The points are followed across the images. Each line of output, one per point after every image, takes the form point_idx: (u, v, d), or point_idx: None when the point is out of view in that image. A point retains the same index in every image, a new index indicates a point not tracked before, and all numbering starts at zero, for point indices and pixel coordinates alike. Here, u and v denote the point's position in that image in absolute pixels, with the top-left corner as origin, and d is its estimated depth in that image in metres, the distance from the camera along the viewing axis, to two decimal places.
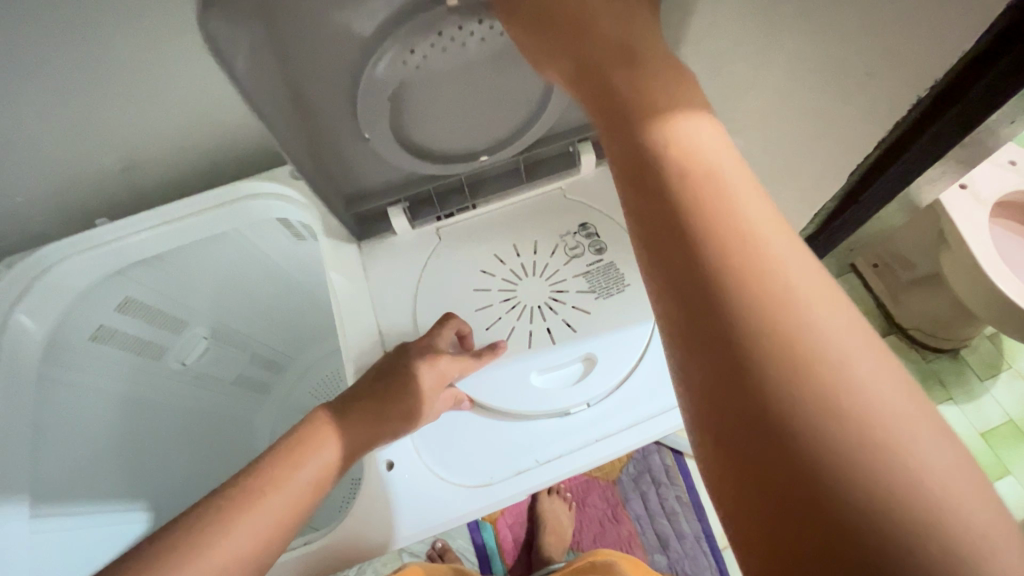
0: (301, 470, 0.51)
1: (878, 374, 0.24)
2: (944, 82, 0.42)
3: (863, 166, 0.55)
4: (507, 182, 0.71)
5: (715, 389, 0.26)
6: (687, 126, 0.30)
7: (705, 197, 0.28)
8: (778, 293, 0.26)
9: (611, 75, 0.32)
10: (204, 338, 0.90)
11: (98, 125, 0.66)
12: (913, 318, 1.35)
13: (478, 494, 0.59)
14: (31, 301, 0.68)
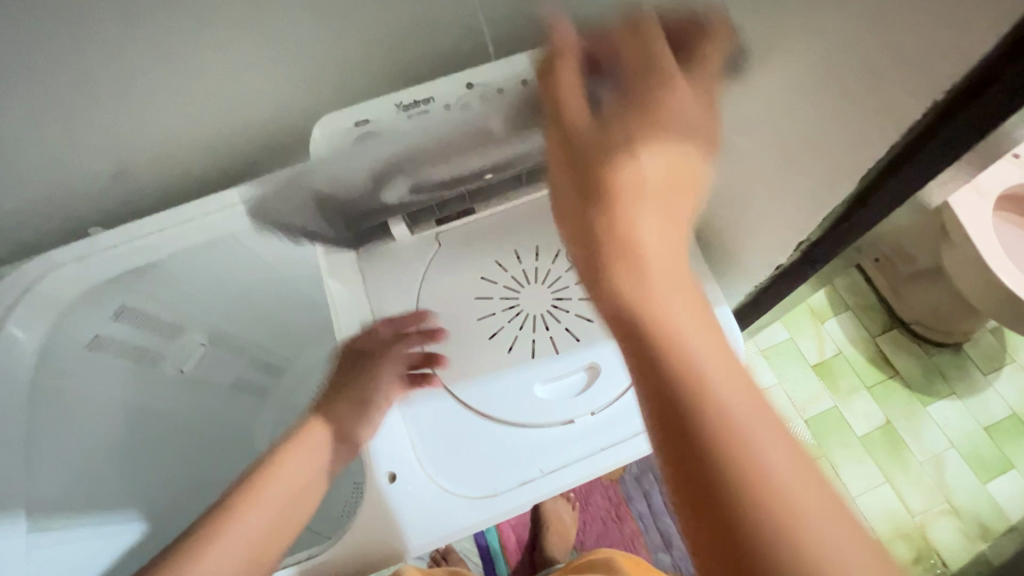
0: (273, 490, 0.56)
1: (816, 510, 0.31)
2: (931, 114, 0.39)
3: (853, 192, 0.52)
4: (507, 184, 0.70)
5: (699, 519, 0.33)
6: (666, 297, 0.38)
7: (672, 343, 0.36)
8: (739, 441, 0.33)
9: (609, 249, 0.40)
10: (202, 345, 0.89)
11: (89, 130, 0.65)
12: (914, 313, 1.35)
13: (483, 503, 0.59)
14: (24, 312, 0.67)
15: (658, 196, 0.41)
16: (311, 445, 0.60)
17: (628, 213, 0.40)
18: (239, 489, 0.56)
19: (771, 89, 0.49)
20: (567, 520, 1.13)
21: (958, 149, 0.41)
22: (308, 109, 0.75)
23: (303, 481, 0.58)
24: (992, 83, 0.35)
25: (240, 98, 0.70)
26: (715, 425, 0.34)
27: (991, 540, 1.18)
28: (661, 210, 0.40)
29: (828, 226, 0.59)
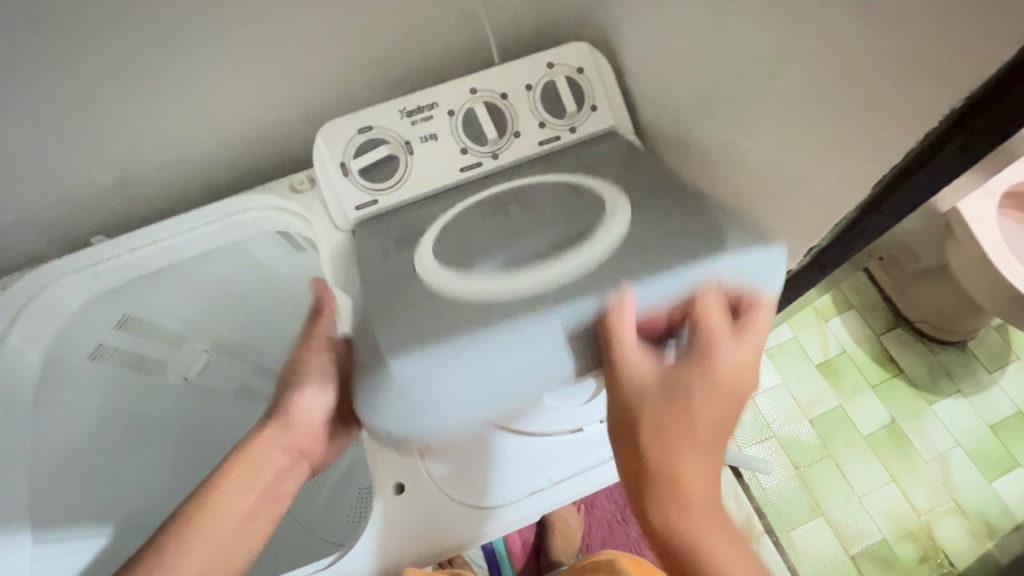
0: (223, 510, 0.56)
1: None
2: (934, 133, 0.39)
3: (842, 222, 0.51)
4: (519, 191, 0.64)
5: None
6: (698, 521, 0.44)
7: (703, 557, 0.43)
8: None
9: (646, 469, 0.46)
10: (205, 352, 0.89)
11: (89, 138, 0.65)
12: (919, 311, 1.34)
13: (488, 516, 0.60)
14: (25, 326, 0.67)
15: (695, 430, 0.46)
16: (261, 446, 0.61)
17: (673, 454, 0.46)
18: (195, 502, 0.56)
19: (783, 91, 0.48)
20: (572, 523, 1.13)
21: (962, 167, 0.41)
22: (311, 115, 0.75)
23: (257, 485, 0.59)
24: (999, 100, 0.35)
25: (243, 104, 0.70)
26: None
27: (999, 539, 1.17)
28: (707, 455, 0.46)
29: (817, 252, 0.58)
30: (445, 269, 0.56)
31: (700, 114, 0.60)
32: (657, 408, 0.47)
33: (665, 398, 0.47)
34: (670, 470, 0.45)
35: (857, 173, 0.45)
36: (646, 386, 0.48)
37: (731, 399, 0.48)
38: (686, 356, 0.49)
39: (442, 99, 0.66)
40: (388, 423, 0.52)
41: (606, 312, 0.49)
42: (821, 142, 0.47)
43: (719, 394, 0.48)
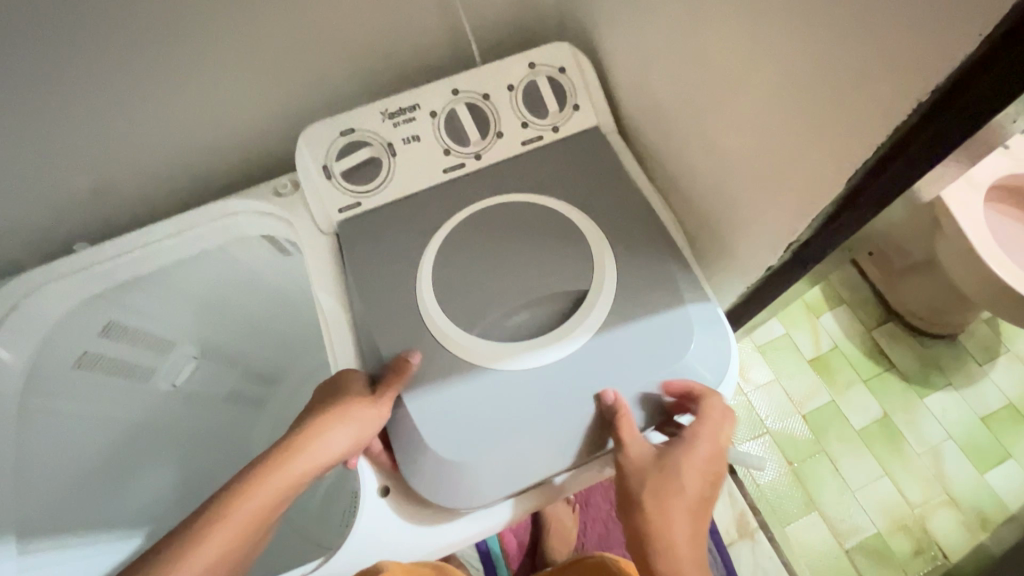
0: (208, 555, 0.46)
1: None
2: (908, 122, 0.39)
3: (818, 219, 0.51)
4: (504, 211, 0.64)
5: None
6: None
7: None
8: None
9: (649, 549, 0.50)
10: (194, 357, 0.87)
11: (71, 142, 0.64)
12: (910, 305, 1.35)
13: (436, 530, 0.56)
14: (8, 334, 0.66)
15: (688, 506, 0.51)
16: (260, 494, 0.50)
17: (672, 530, 0.50)
18: (166, 551, 0.46)
19: (762, 87, 0.48)
20: (568, 523, 1.13)
21: (934, 160, 0.41)
22: (295, 118, 0.74)
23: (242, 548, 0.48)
24: (970, 88, 0.35)
25: (225, 108, 0.69)
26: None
27: (992, 530, 1.18)
28: (693, 538, 0.50)
29: (791, 255, 0.58)
30: (449, 320, 0.58)
31: (682, 111, 0.60)
32: (655, 494, 0.51)
33: (658, 484, 0.51)
34: (663, 549, 0.49)
35: (835, 166, 0.46)
36: (647, 471, 0.52)
37: (711, 483, 0.53)
38: (678, 446, 0.53)
39: (424, 100, 0.66)
40: (419, 486, 0.54)
41: (613, 405, 0.53)
42: (799, 136, 0.47)
43: (706, 473, 0.52)
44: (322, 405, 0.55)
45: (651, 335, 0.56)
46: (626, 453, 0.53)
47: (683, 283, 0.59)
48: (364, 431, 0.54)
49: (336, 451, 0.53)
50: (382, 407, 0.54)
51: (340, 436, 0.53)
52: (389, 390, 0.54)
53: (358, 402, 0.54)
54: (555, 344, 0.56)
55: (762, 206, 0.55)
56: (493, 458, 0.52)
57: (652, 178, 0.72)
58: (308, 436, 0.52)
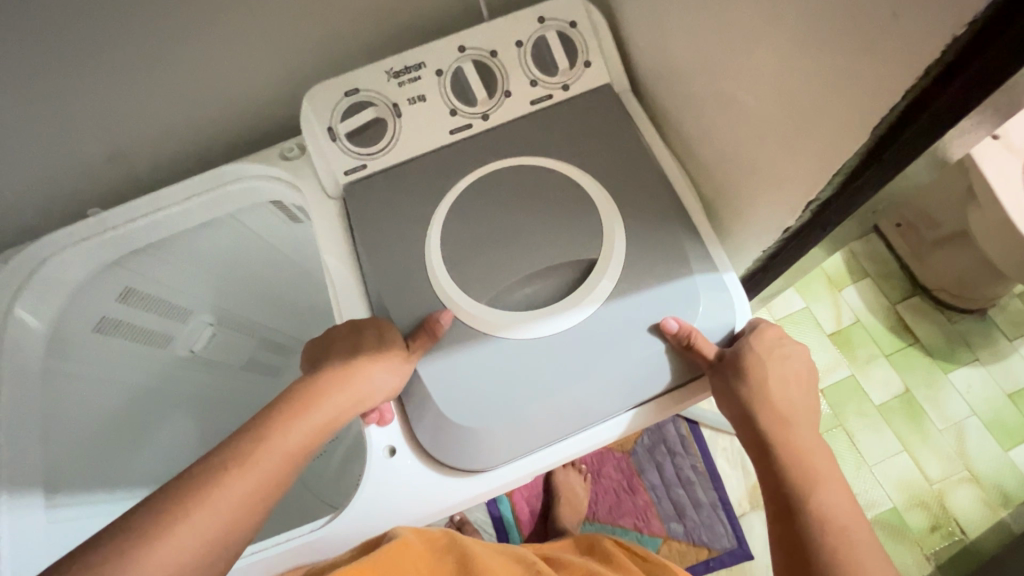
0: (229, 493, 0.45)
1: (848, 514, 0.48)
2: (941, 63, 0.36)
3: (842, 173, 0.48)
4: (513, 173, 0.62)
5: (793, 552, 0.47)
6: (770, 415, 0.52)
7: (779, 447, 0.51)
8: (816, 494, 0.49)
9: (738, 394, 0.52)
10: (210, 325, 0.88)
11: (79, 108, 0.64)
12: (937, 279, 1.29)
13: (444, 491, 0.54)
14: (29, 299, 0.68)
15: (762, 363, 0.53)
16: (297, 433, 0.50)
17: (758, 382, 0.52)
18: (181, 488, 0.45)
19: (781, 36, 0.45)
20: (579, 492, 1.14)
21: (970, 107, 0.38)
22: (300, 81, 0.73)
23: (277, 485, 0.48)
24: (1011, 22, 0.32)
25: (231, 74, 0.69)
26: (833, 542, 0.46)
27: (1013, 507, 1.15)
28: (793, 397, 0.53)
29: (810, 217, 0.55)
30: (455, 284, 0.57)
31: (699, 67, 0.57)
32: (750, 368, 0.52)
33: (750, 365, 0.53)
34: (748, 399, 0.52)
35: (857, 120, 0.43)
36: (739, 360, 0.53)
37: (794, 363, 0.54)
38: (756, 334, 0.55)
39: (430, 58, 0.64)
40: (428, 446, 0.54)
41: (684, 332, 0.53)
42: (820, 88, 0.44)
43: (787, 348, 0.55)
44: (343, 354, 0.54)
45: (668, 304, 0.55)
46: (711, 360, 0.53)
47: (695, 248, 0.57)
48: (395, 384, 0.54)
49: (366, 401, 0.53)
50: (411, 365, 0.54)
51: (369, 385, 0.53)
52: (421, 348, 0.54)
53: (391, 354, 0.53)
54: (566, 312, 0.55)
55: (780, 166, 0.52)
56: (507, 417, 0.52)
57: (667, 140, 0.69)
58: (340, 384, 0.52)
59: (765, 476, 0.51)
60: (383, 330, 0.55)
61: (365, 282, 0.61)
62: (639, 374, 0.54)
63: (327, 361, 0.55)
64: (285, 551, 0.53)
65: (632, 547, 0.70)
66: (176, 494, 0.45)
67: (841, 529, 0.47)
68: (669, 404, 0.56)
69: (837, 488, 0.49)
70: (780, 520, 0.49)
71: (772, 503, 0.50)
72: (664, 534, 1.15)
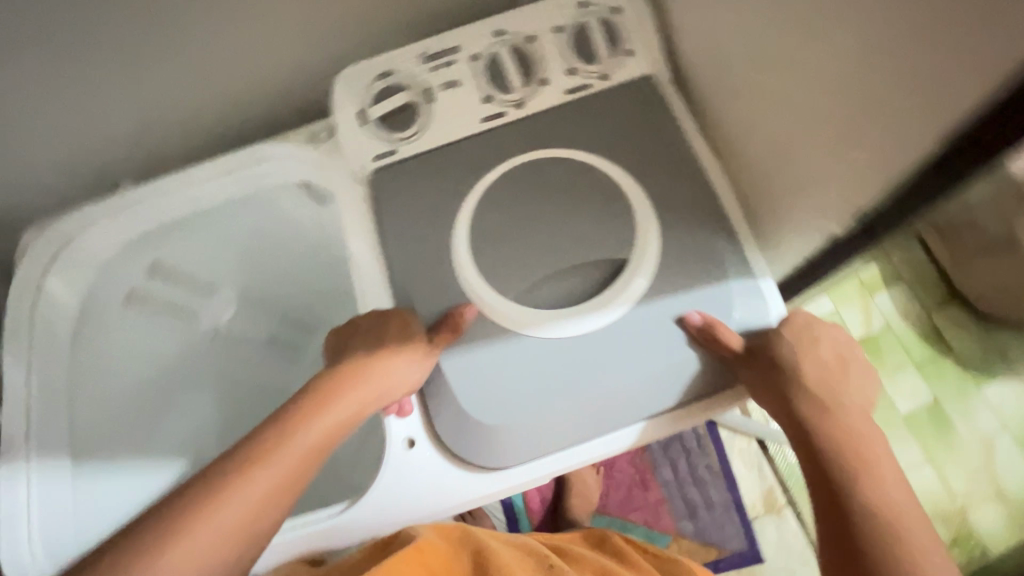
0: (253, 488, 0.45)
1: (905, 504, 0.45)
2: (1016, 86, 0.32)
3: (899, 187, 0.44)
4: (547, 165, 0.60)
5: (840, 542, 0.45)
6: (814, 405, 0.49)
7: (827, 435, 0.48)
8: (870, 484, 0.46)
9: (779, 389, 0.50)
10: (232, 306, 0.84)
11: (112, 82, 0.64)
12: (979, 286, 1.15)
13: (460, 487, 0.54)
14: (62, 270, 0.70)
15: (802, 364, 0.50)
16: (320, 426, 0.50)
17: (799, 375, 0.50)
18: (208, 481, 0.45)
19: (843, 35, 0.42)
20: (590, 484, 1.12)
21: None
22: (332, 61, 0.71)
23: (300, 479, 0.48)
24: None
25: (262, 54, 0.68)
26: (886, 531, 0.44)
27: None
28: (839, 384, 0.51)
29: (858, 227, 0.51)
30: (480, 279, 0.56)
31: (750, 62, 0.53)
32: (783, 370, 0.50)
33: (781, 364, 0.51)
34: (786, 395, 0.50)
35: (917, 132, 0.40)
36: (767, 355, 0.51)
37: (836, 356, 0.52)
38: (786, 323, 0.52)
39: (465, 42, 0.62)
40: (448, 439, 0.53)
41: (706, 324, 0.51)
42: (879, 94, 0.41)
43: (825, 341, 0.52)
44: (367, 345, 0.55)
45: (698, 304, 0.53)
46: (738, 352, 0.51)
47: (733, 253, 0.55)
48: (415, 378, 0.53)
49: (388, 395, 0.53)
50: (433, 361, 0.53)
51: (393, 381, 0.53)
52: (441, 342, 0.53)
53: (414, 348, 0.53)
54: (594, 313, 0.53)
55: (830, 173, 0.49)
56: (526, 418, 0.51)
57: (709, 135, 0.66)
58: (364, 379, 0.53)
59: (809, 465, 0.49)
60: (407, 322, 0.55)
61: (388, 270, 0.59)
62: (664, 380, 0.52)
63: (350, 354, 0.55)
64: (301, 535, 0.54)
65: (642, 546, 0.69)
66: (199, 491, 0.44)
67: (893, 517, 0.44)
68: (694, 412, 0.54)
69: (889, 474, 0.47)
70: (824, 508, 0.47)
71: (817, 490, 0.48)
72: (674, 531, 1.14)
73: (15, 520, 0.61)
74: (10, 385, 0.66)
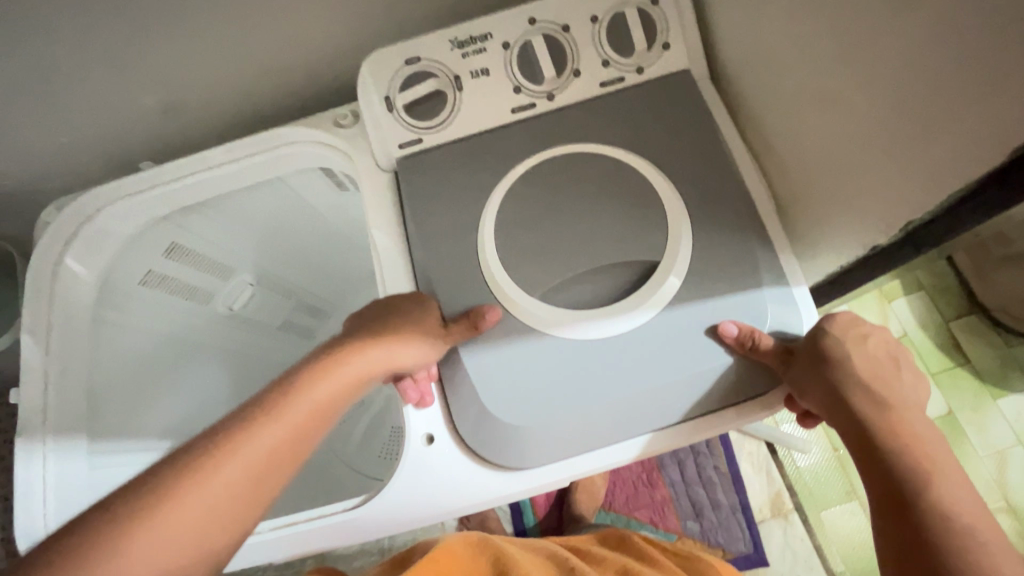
0: (263, 440, 0.42)
1: (979, 517, 0.41)
2: None
3: (957, 195, 0.42)
4: (576, 160, 0.58)
5: (906, 548, 0.41)
6: (872, 406, 0.46)
7: (886, 438, 0.45)
8: (937, 491, 0.42)
9: (830, 388, 0.47)
10: (250, 285, 0.87)
11: (136, 58, 0.63)
12: (1003, 297, 1.11)
13: (478, 485, 0.53)
14: (78, 248, 0.69)
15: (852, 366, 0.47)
16: (332, 383, 0.48)
17: (852, 374, 0.47)
18: (214, 435, 0.42)
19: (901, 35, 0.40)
20: (597, 481, 1.12)
21: None
22: (358, 46, 0.70)
23: (310, 435, 0.45)
24: None
25: (288, 36, 0.66)
26: (958, 542, 0.40)
27: None
28: (893, 382, 0.48)
29: (902, 236, 0.50)
30: (507, 275, 0.55)
31: (796, 59, 0.51)
32: (832, 372, 0.47)
33: (817, 368, 0.48)
34: (832, 396, 0.47)
35: (972, 144, 0.38)
36: (803, 363, 0.48)
37: (890, 359, 0.49)
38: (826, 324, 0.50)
39: (497, 29, 0.60)
40: (468, 437, 0.52)
41: (743, 333, 0.50)
42: (935, 102, 0.39)
43: (878, 342, 0.49)
44: (380, 319, 0.53)
45: (730, 311, 0.51)
46: (778, 360, 0.49)
47: (766, 257, 0.53)
48: (428, 350, 0.52)
49: (399, 361, 0.51)
50: (447, 346, 0.52)
51: (408, 345, 0.51)
52: (460, 333, 0.52)
53: (427, 322, 0.52)
54: (622, 316, 0.52)
55: (876, 179, 0.47)
56: (551, 419, 0.50)
57: (744, 135, 0.64)
58: (378, 343, 0.51)
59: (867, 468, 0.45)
60: (422, 303, 0.54)
61: (411, 261, 0.58)
62: (691, 389, 0.51)
63: (363, 326, 0.54)
64: (315, 528, 0.53)
65: (663, 544, 0.69)
66: (203, 445, 0.41)
67: (965, 527, 0.40)
68: (723, 420, 0.52)
69: (957, 475, 0.43)
70: (887, 513, 0.43)
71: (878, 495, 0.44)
72: (679, 531, 1.14)
73: (28, 500, 0.59)
74: (28, 362, 0.64)
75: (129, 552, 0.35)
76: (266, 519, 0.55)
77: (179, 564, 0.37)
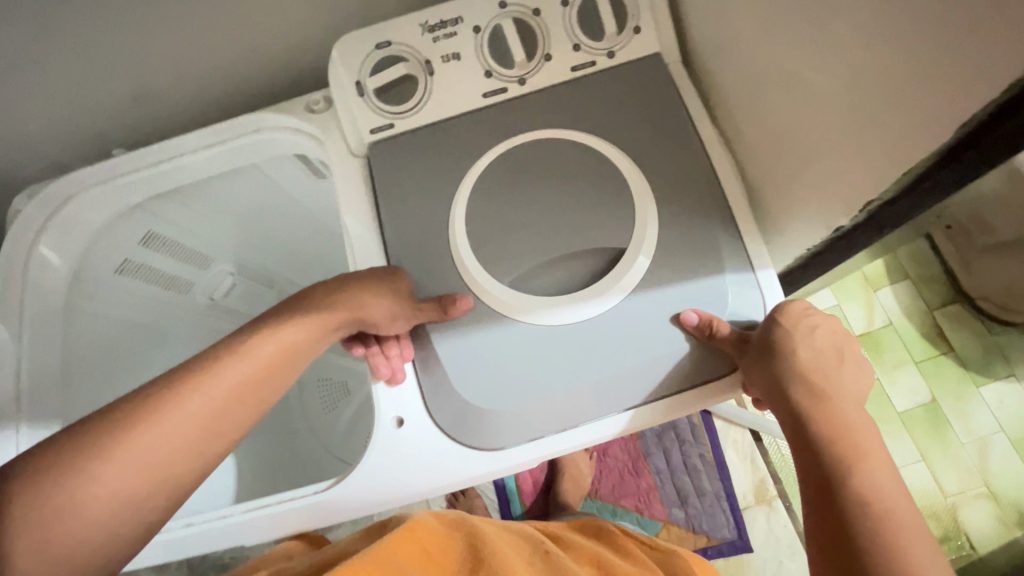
0: (225, 378, 0.43)
1: (902, 509, 0.41)
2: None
3: (909, 176, 0.43)
4: (549, 145, 0.58)
5: (829, 533, 0.42)
6: (808, 398, 0.47)
7: (820, 430, 0.45)
8: (863, 481, 0.43)
9: (774, 378, 0.47)
10: (230, 274, 0.87)
11: (102, 45, 0.62)
12: (981, 285, 1.10)
13: (449, 466, 0.52)
14: (51, 236, 0.68)
15: (803, 352, 0.48)
16: (300, 326, 0.48)
17: (798, 361, 0.47)
18: (180, 371, 0.43)
19: (855, 19, 0.40)
20: (583, 470, 1.13)
21: None
22: (330, 31, 0.69)
23: (274, 374, 0.46)
24: None
25: (259, 22, 0.66)
26: (878, 530, 0.40)
27: None
28: (835, 373, 0.48)
29: (866, 217, 0.50)
30: (477, 260, 0.55)
31: (760, 42, 0.51)
32: (780, 361, 0.47)
33: (776, 349, 0.48)
34: (785, 378, 0.47)
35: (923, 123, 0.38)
36: (762, 341, 0.49)
37: (836, 350, 0.49)
38: (781, 311, 0.50)
39: (466, 13, 0.60)
40: (438, 416, 0.53)
41: (696, 321, 0.50)
42: (888, 82, 0.39)
43: (824, 334, 0.49)
44: (346, 281, 0.53)
45: (695, 298, 0.52)
46: (735, 342, 0.49)
47: (735, 242, 0.54)
48: (391, 315, 0.51)
49: (365, 312, 0.51)
50: (414, 321, 0.52)
51: (375, 301, 0.51)
52: (427, 313, 0.52)
53: (391, 292, 0.52)
54: (589, 300, 0.52)
55: (839, 161, 0.48)
56: (518, 398, 0.51)
57: (717, 119, 0.64)
58: (346, 296, 0.51)
59: (801, 459, 0.46)
60: (391, 272, 0.54)
61: (384, 247, 0.58)
62: (658, 372, 0.51)
63: (333, 280, 0.53)
64: (288, 510, 0.54)
65: (639, 537, 0.70)
66: (169, 379, 0.42)
67: (886, 515, 0.41)
68: (689, 403, 0.51)
69: (882, 464, 0.44)
70: (816, 502, 0.44)
71: (810, 485, 0.45)
72: (665, 518, 1.14)
73: None
74: None
75: (91, 474, 0.37)
76: (241, 504, 0.56)
77: (141, 487, 0.38)
